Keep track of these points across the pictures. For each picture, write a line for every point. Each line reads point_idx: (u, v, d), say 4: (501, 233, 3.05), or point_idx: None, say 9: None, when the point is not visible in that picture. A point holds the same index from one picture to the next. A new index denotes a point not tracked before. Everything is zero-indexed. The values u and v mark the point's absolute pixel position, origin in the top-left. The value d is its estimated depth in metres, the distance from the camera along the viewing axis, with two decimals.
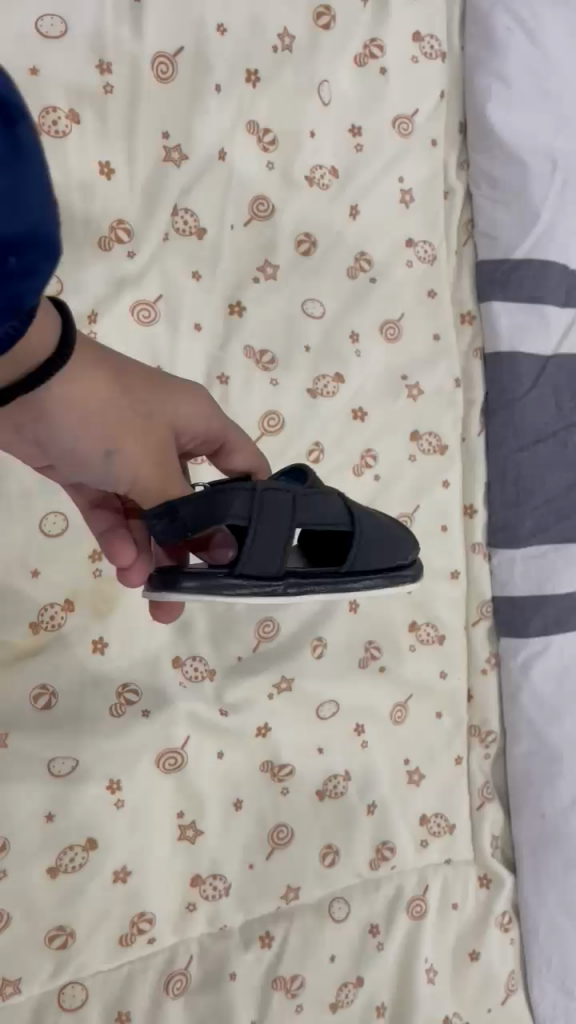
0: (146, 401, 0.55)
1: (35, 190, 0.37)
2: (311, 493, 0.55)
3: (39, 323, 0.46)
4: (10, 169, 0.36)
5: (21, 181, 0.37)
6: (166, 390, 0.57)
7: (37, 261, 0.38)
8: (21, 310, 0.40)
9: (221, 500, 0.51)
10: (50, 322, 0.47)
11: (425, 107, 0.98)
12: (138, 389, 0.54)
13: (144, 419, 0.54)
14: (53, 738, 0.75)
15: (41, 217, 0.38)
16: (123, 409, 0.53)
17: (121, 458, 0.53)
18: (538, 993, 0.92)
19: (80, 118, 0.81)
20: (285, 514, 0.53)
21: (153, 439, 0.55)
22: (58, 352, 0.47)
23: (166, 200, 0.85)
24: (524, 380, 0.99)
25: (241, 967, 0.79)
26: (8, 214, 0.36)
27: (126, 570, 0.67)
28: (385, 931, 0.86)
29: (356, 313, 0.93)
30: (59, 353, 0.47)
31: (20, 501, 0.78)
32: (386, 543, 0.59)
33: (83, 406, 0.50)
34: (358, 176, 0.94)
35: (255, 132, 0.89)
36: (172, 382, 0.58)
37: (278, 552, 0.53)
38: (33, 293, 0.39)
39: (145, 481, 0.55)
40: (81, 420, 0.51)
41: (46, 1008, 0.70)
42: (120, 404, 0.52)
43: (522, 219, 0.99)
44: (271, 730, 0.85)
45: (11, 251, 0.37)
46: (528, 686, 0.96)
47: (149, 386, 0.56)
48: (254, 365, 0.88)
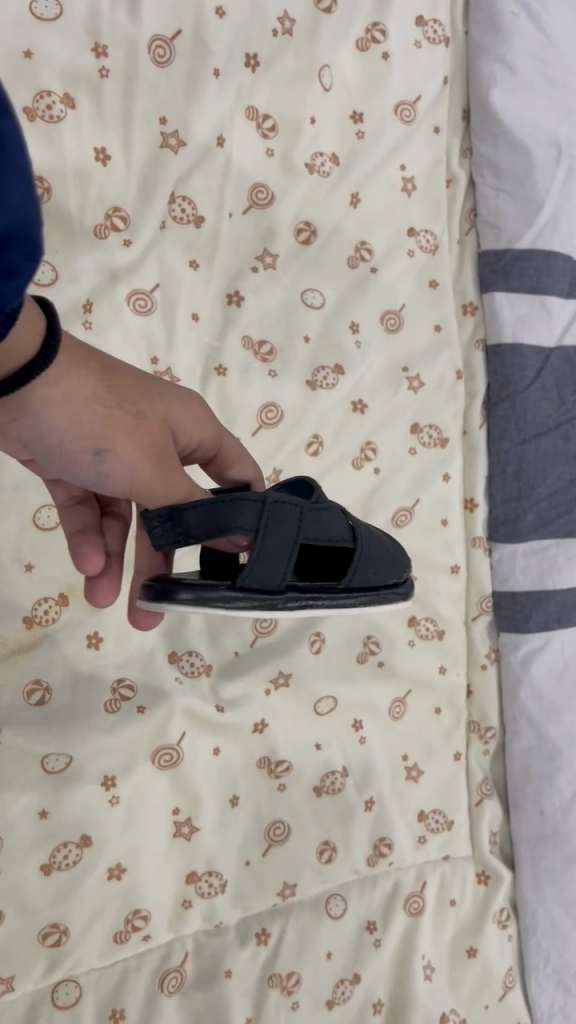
0: (139, 401, 0.53)
1: (19, 186, 0.36)
2: (317, 508, 0.55)
3: (25, 321, 0.45)
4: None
5: (1, 178, 0.35)
6: (160, 391, 0.56)
7: (17, 262, 0.37)
8: (3, 311, 0.39)
9: (232, 510, 0.50)
10: (34, 321, 0.45)
11: (428, 94, 0.96)
12: (130, 391, 0.53)
13: (137, 419, 0.52)
14: (46, 733, 0.74)
15: (26, 217, 0.37)
16: (114, 409, 0.51)
17: (114, 459, 0.51)
18: (536, 990, 0.91)
19: (76, 103, 0.79)
20: (292, 528, 0.53)
21: (149, 439, 0.53)
22: (40, 354, 0.46)
23: (163, 187, 0.83)
24: (527, 372, 0.98)
25: (236, 964, 0.78)
26: None
27: (95, 581, 0.66)
28: (382, 927, 0.85)
29: (357, 303, 0.92)
30: (40, 355, 0.46)
31: (14, 495, 0.77)
32: (379, 562, 0.60)
33: (70, 406, 0.49)
34: (359, 164, 0.92)
35: (254, 118, 0.88)
36: (165, 383, 0.57)
37: (281, 564, 0.53)
38: (13, 294, 0.38)
39: (142, 482, 0.53)
40: (67, 419, 0.49)
41: (39, 1007, 0.69)
42: (111, 404, 0.51)
43: (525, 208, 0.97)
44: (268, 727, 0.84)
45: None
46: (528, 681, 0.95)
47: (141, 387, 0.54)
48: (252, 356, 0.87)
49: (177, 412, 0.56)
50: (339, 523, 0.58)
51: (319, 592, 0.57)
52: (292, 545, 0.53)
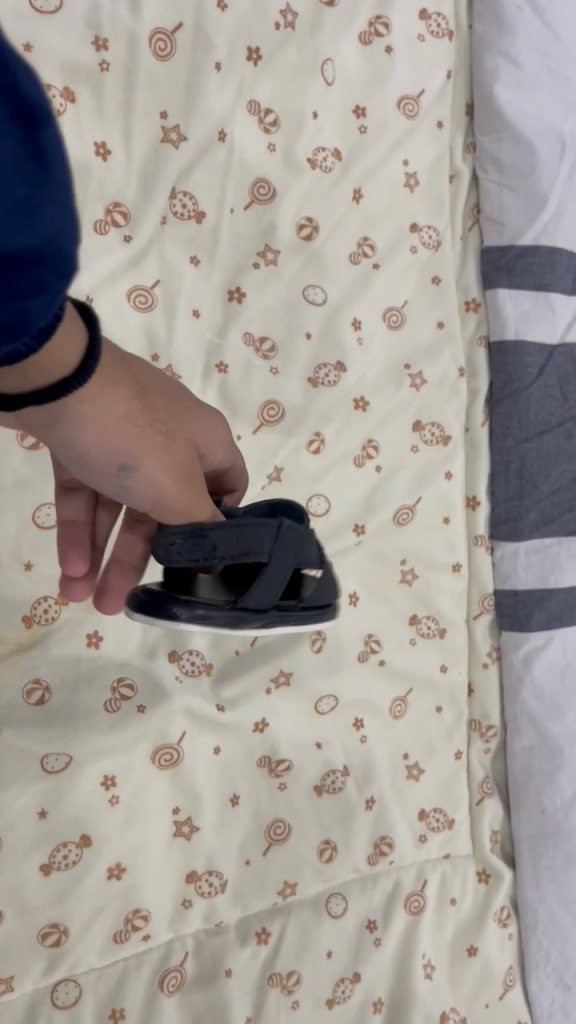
0: (168, 416, 0.51)
1: (55, 199, 0.34)
2: (308, 533, 0.59)
3: (64, 338, 0.41)
4: (27, 177, 0.33)
5: (37, 188, 0.34)
6: (185, 406, 0.54)
7: (44, 278, 0.35)
8: (29, 331, 0.36)
9: (245, 533, 0.53)
10: (76, 337, 0.42)
11: (431, 88, 0.96)
12: (160, 406, 0.51)
13: (167, 436, 0.50)
14: (46, 732, 0.73)
15: (57, 229, 0.35)
16: (146, 425, 0.49)
17: (143, 476, 0.49)
18: (537, 989, 0.91)
19: (76, 97, 0.78)
20: (289, 553, 0.56)
21: (176, 458, 0.51)
22: (76, 374, 0.43)
23: (164, 182, 0.82)
24: (530, 369, 0.97)
25: (236, 964, 0.77)
26: (18, 220, 0.33)
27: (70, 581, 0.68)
28: (383, 926, 0.85)
29: (359, 299, 0.91)
30: (76, 375, 0.43)
31: (13, 492, 0.77)
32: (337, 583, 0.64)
33: (107, 422, 0.46)
34: (361, 159, 0.92)
35: (256, 112, 0.87)
36: (187, 397, 0.55)
37: (274, 584, 0.56)
38: (40, 314, 0.36)
39: (164, 498, 0.51)
40: (99, 434, 0.46)
41: (38, 1006, 0.69)
42: (144, 420, 0.49)
43: (529, 203, 0.97)
44: (269, 726, 0.84)
45: (18, 264, 0.34)
46: (529, 680, 0.95)
47: (170, 401, 0.52)
48: (253, 352, 0.86)
49: (200, 428, 0.54)
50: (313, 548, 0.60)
51: (294, 609, 0.60)
52: (281, 571, 0.56)
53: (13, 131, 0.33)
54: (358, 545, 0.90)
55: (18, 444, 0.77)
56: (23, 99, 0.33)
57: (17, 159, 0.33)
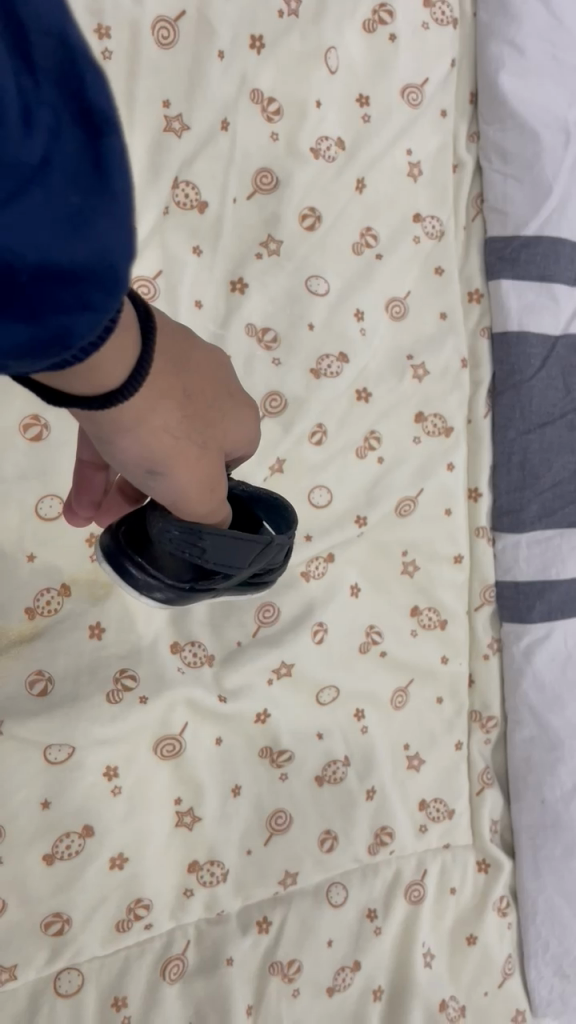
0: (207, 423, 0.47)
1: (111, 214, 0.32)
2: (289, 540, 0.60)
3: (119, 350, 0.38)
4: (82, 187, 0.31)
5: (93, 202, 0.31)
6: (223, 404, 0.49)
7: (92, 293, 0.32)
8: (70, 349, 0.34)
9: (232, 547, 0.54)
10: (133, 341, 0.39)
11: (436, 76, 0.95)
12: (200, 411, 0.46)
13: (202, 445, 0.47)
14: (48, 723, 0.73)
15: (110, 243, 0.32)
16: (185, 440, 0.45)
17: (165, 484, 0.47)
18: (535, 977, 0.91)
19: None
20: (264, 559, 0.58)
21: (205, 469, 0.48)
22: (128, 383, 0.40)
23: (166, 171, 0.82)
24: (533, 361, 0.97)
25: (238, 952, 0.78)
26: (68, 230, 0.31)
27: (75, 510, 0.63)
28: (383, 915, 0.86)
29: (362, 290, 0.91)
30: (128, 384, 0.40)
31: (15, 483, 0.76)
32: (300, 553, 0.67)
33: (146, 439, 0.43)
34: (365, 148, 0.91)
35: (259, 100, 0.86)
36: (227, 389, 0.50)
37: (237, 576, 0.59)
38: (84, 331, 0.33)
39: (181, 503, 0.49)
40: (135, 445, 0.43)
41: (41, 994, 0.70)
42: (185, 434, 0.45)
43: (533, 193, 0.96)
44: (270, 716, 0.84)
45: (66, 277, 0.31)
46: (530, 671, 0.95)
47: (211, 403, 0.48)
48: (256, 343, 0.86)
49: (235, 429, 0.50)
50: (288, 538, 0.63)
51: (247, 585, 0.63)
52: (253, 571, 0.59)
53: (74, 138, 0.31)
54: (360, 537, 0.90)
55: (20, 434, 0.77)
56: (89, 105, 0.31)
57: (74, 165, 0.31)
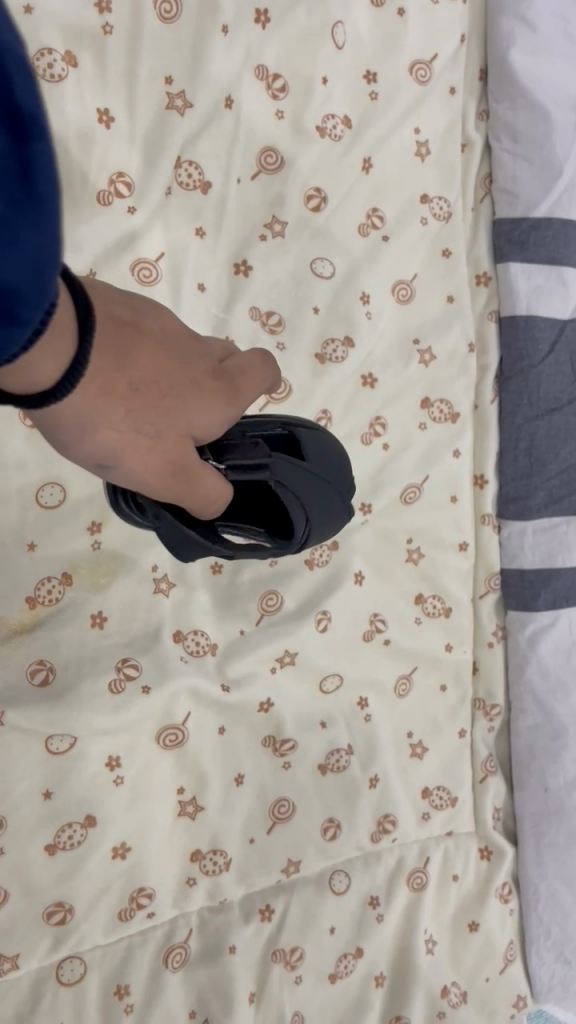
0: (167, 410, 0.44)
1: (38, 224, 0.31)
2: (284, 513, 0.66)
3: (47, 352, 0.37)
4: (8, 197, 0.30)
5: (17, 212, 0.30)
6: (186, 386, 0.45)
7: (19, 308, 0.32)
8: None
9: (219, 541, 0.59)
10: (67, 335, 0.37)
11: (444, 53, 0.92)
12: (152, 401, 0.43)
13: (158, 434, 0.45)
14: (49, 714, 0.73)
15: (38, 253, 0.31)
16: (134, 433, 0.43)
17: (115, 474, 0.45)
18: (537, 963, 0.91)
19: (78, 62, 0.75)
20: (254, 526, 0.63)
21: (162, 458, 0.46)
22: (61, 382, 0.38)
23: (169, 151, 0.80)
24: (541, 345, 0.95)
25: (240, 941, 0.78)
26: None
27: None
28: (386, 903, 0.85)
29: (368, 272, 0.89)
30: (61, 383, 0.38)
31: (16, 471, 0.76)
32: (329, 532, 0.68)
33: (87, 437, 0.41)
34: (372, 126, 0.89)
35: (264, 78, 0.84)
36: (193, 364, 0.47)
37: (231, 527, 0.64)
38: (12, 343, 0.33)
39: (142, 487, 0.47)
40: (78, 442, 0.42)
41: (44, 983, 0.70)
42: (131, 429, 0.43)
43: (543, 174, 0.94)
44: (274, 705, 0.83)
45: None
46: (535, 659, 0.94)
47: (172, 385, 0.45)
48: (260, 326, 0.85)
49: (201, 413, 0.47)
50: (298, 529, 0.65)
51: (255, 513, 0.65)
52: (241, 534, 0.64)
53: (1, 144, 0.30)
54: (364, 525, 0.89)
55: (20, 421, 0.76)
56: (16, 106, 0.30)
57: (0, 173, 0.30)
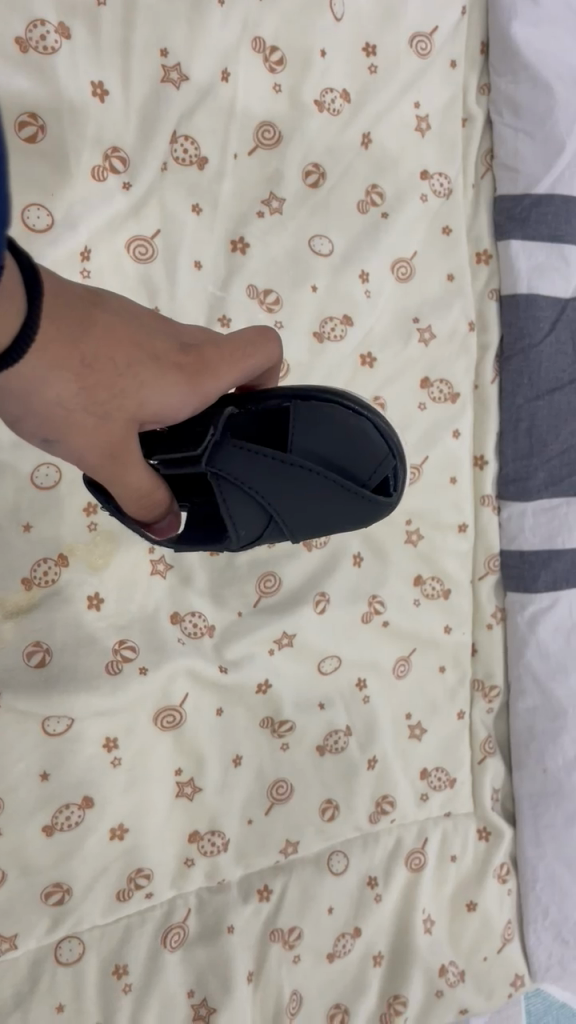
0: (113, 395, 0.49)
1: None
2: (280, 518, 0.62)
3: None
4: None
5: None
6: (142, 364, 0.50)
7: None
8: None
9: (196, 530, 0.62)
10: (14, 305, 0.41)
11: (445, 25, 0.91)
12: (104, 377, 0.48)
13: (102, 416, 0.49)
14: (46, 696, 0.72)
15: None
16: (78, 411, 0.48)
17: (62, 448, 0.50)
18: (534, 942, 0.91)
19: (71, 33, 0.73)
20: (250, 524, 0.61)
21: (106, 441, 0.50)
22: (13, 345, 0.42)
23: (164, 126, 0.78)
24: (543, 324, 0.94)
25: (239, 920, 0.78)
26: None
27: None
28: (384, 883, 0.85)
29: (368, 250, 0.88)
30: (13, 345, 0.42)
31: (10, 453, 0.74)
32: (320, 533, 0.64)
33: (34, 406, 0.46)
34: (371, 101, 0.87)
35: (261, 50, 0.83)
36: (152, 353, 0.51)
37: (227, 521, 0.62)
38: None
39: (89, 466, 0.51)
40: (22, 409, 0.47)
41: (42, 963, 0.70)
42: (82, 402, 0.47)
43: (544, 149, 0.93)
44: (272, 686, 0.83)
45: None
46: (534, 641, 0.94)
47: (123, 372, 0.49)
48: (257, 304, 0.83)
49: (156, 394, 0.51)
50: (272, 527, 0.62)
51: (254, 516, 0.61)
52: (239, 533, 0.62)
53: None
54: None
55: None
56: None
57: None
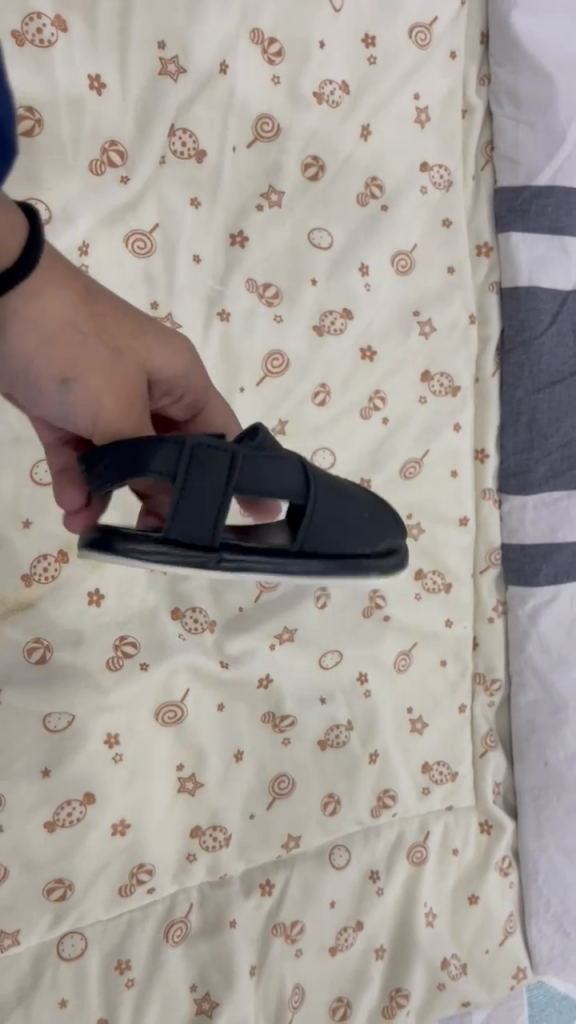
0: (123, 338, 0.51)
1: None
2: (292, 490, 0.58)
3: (5, 228, 0.44)
4: None
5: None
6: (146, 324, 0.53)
7: None
8: None
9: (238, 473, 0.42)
10: (16, 229, 0.44)
11: (445, 15, 0.90)
12: (111, 320, 0.51)
13: (115, 355, 0.50)
14: (47, 693, 0.72)
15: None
16: (90, 338, 0.49)
17: (78, 390, 0.49)
18: (536, 935, 0.91)
19: (68, 26, 0.73)
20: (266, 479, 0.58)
21: (122, 379, 0.50)
22: (20, 260, 0.46)
23: (163, 120, 0.78)
24: (543, 316, 0.94)
25: (241, 915, 0.78)
26: None
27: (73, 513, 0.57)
28: (385, 876, 0.86)
29: (366, 243, 0.87)
30: (20, 262, 0.46)
31: (10, 450, 0.74)
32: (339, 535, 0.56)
33: (47, 328, 0.48)
34: (370, 93, 0.87)
35: (259, 41, 0.82)
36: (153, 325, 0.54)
37: None
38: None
39: (106, 418, 0.50)
40: (36, 334, 0.48)
41: (44, 959, 0.70)
42: (94, 331, 0.50)
43: (545, 141, 0.92)
44: (273, 680, 0.83)
45: None
46: (535, 635, 0.94)
47: (130, 322, 0.52)
48: (257, 298, 0.83)
49: (162, 356, 0.53)
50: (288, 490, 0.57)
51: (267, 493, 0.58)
52: None
53: None
54: None
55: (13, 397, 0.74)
56: None
57: None
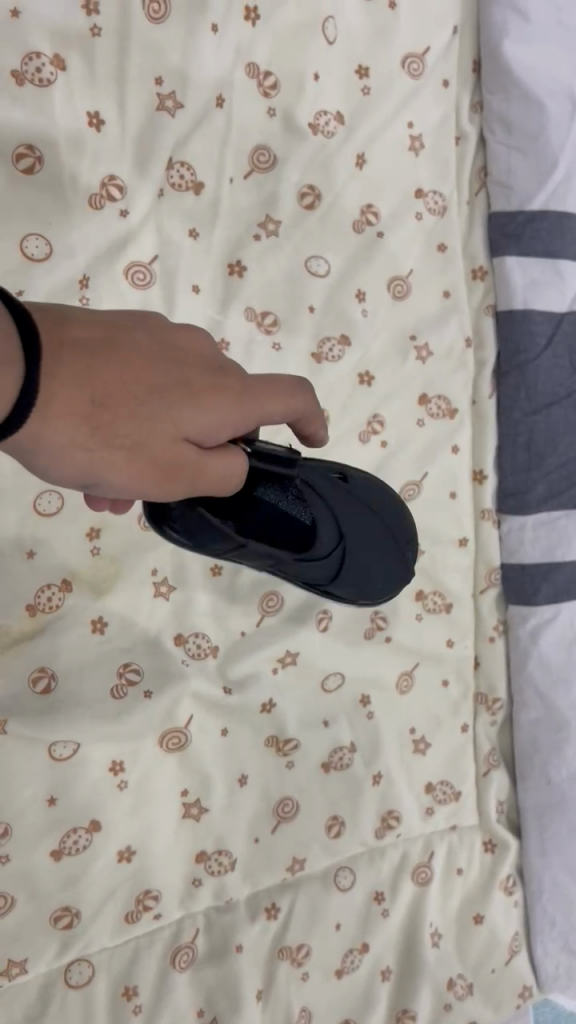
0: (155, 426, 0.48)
1: None
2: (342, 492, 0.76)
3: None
4: None
5: None
6: (171, 390, 0.49)
7: None
8: None
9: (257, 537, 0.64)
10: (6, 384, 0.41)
11: (437, 46, 0.92)
12: (122, 360, 0.48)
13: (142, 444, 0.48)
14: (52, 722, 0.73)
15: None
16: (103, 446, 0.47)
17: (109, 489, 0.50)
18: (542, 953, 0.91)
19: (67, 65, 0.74)
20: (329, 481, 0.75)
21: (158, 462, 0.49)
22: (12, 414, 0.42)
23: (159, 154, 0.79)
24: (538, 338, 0.94)
25: (247, 939, 0.78)
26: None
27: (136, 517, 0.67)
28: (391, 898, 0.86)
29: (363, 269, 0.88)
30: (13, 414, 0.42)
31: (12, 484, 0.75)
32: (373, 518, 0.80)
33: (58, 458, 0.46)
34: (364, 122, 0.88)
35: (255, 75, 0.83)
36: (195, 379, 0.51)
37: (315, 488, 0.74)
38: None
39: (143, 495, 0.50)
40: (55, 453, 0.46)
41: (52, 986, 0.71)
42: (100, 443, 0.47)
43: (537, 167, 0.93)
44: (276, 705, 0.83)
45: None
46: (535, 654, 0.94)
47: (162, 401, 0.49)
48: (255, 326, 0.84)
49: (199, 422, 0.50)
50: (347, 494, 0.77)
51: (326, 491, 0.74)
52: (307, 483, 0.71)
53: None
54: None
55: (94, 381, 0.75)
56: None
57: None
